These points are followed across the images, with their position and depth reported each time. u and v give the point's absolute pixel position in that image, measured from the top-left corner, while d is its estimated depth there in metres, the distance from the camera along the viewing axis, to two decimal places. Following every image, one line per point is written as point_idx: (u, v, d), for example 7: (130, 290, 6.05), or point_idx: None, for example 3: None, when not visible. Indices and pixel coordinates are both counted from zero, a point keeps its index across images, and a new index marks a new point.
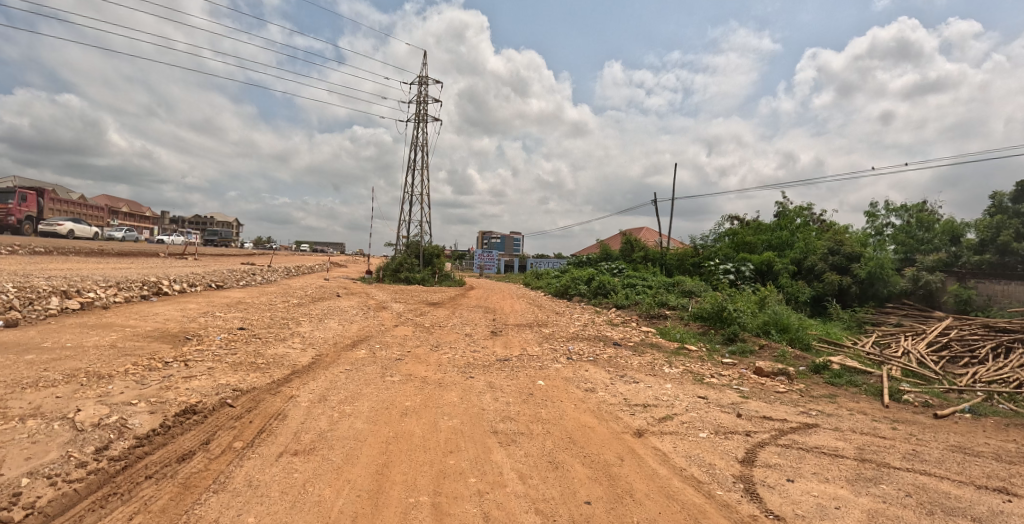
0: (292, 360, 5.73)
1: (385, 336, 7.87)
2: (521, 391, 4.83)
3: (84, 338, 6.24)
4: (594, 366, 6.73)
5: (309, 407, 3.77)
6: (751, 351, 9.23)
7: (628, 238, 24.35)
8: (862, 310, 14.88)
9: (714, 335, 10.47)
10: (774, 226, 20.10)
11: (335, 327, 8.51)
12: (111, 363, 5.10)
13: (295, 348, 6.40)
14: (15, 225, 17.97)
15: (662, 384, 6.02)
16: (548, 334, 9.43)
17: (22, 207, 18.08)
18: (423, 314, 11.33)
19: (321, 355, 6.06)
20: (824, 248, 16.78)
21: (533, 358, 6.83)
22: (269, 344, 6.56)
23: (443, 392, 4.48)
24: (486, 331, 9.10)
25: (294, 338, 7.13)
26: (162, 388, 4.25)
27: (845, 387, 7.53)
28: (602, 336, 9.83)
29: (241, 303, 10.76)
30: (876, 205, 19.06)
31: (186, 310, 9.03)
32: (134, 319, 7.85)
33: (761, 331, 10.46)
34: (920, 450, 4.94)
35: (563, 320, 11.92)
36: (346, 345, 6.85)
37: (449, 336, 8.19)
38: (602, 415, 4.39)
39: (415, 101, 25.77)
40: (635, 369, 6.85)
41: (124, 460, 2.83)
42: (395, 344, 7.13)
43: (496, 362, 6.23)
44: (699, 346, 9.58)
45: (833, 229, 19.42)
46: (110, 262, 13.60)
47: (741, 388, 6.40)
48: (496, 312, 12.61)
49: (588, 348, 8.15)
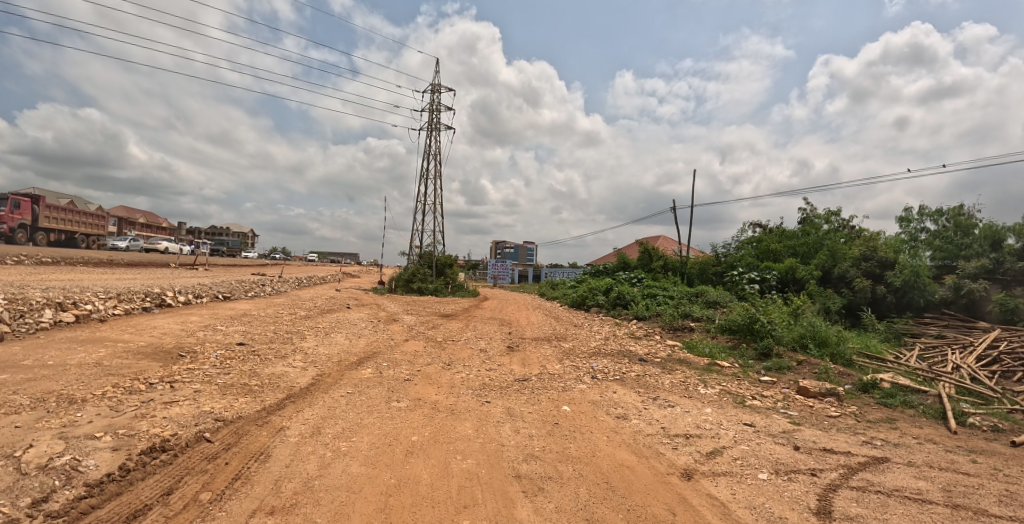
0: (290, 381, 5.25)
1: (395, 351, 7.33)
2: (545, 420, 4.23)
3: (69, 355, 5.87)
4: (621, 387, 6.08)
5: (299, 445, 3.22)
6: (788, 367, 8.49)
7: (645, 246, 23.62)
8: (900, 321, 13.89)
9: (746, 349, 9.74)
10: (799, 232, 19.13)
11: (340, 341, 8.01)
12: (89, 385, 4.72)
13: (295, 368, 5.91)
14: (9, 233, 18.17)
15: (700, 408, 5.35)
16: (568, 349, 8.81)
17: (15, 214, 18.27)
18: (434, 327, 10.77)
19: (323, 375, 5.56)
20: (856, 255, 15.89)
21: (554, 378, 6.23)
22: (268, 362, 6.10)
23: (456, 422, 3.92)
24: (502, 346, 8.52)
25: (297, 355, 6.67)
26: (136, 416, 3.82)
27: (901, 409, 6.72)
28: (626, 351, 9.17)
29: (245, 315, 10.42)
30: (908, 210, 18.03)
31: (186, 323, 8.68)
32: (129, 334, 7.50)
33: (797, 345, 9.68)
34: (1017, 491, 4.15)
35: (582, 333, 11.26)
36: (351, 363, 6.35)
37: (462, 352, 7.60)
38: (640, 450, 3.77)
39: (428, 110, 25.79)
40: (668, 389, 6.19)
41: (63, 518, 2.33)
42: (404, 362, 6.58)
43: (515, 384, 5.64)
44: (731, 362, 8.86)
45: (863, 235, 18.43)
46: (116, 272, 13.51)
47: (789, 412, 5.70)
48: (511, 324, 12.07)
49: (613, 366, 7.51)
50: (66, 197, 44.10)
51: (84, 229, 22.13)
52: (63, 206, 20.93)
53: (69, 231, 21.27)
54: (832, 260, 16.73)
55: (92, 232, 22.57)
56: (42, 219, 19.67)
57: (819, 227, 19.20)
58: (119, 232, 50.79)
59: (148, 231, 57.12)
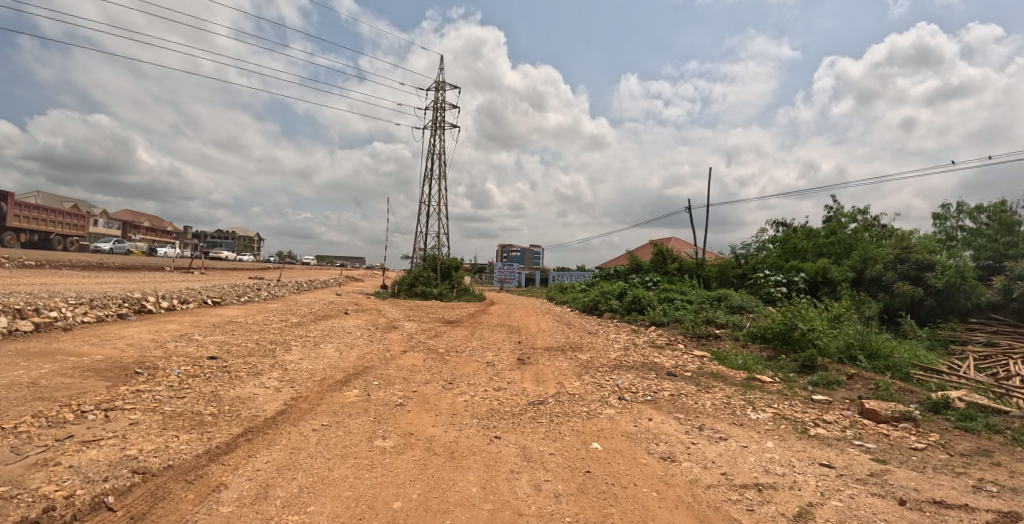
0: (255, 407, 4.33)
1: (389, 366, 6.34)
2: (572, 467, 3.24)
3: (3, 373, 5.02)
4: (656, 411, 5.05)
5: (228, 520, 2.27)
6: (838, 382, 7.44)
7: (659, 247, 22.58)
8: (945, 327, 12.47)
9: (785, 361, 8.64)
10: (824, 231, 17.92)
11: (329, 354, 7.06)
12: (4, 414, 3.86)
13: (266, 388, 4.97)
14: None
15: (760, 442, 4.31)
16: (587, 361, 7.78)
17: None
18: (436, 336, 9.77)
19: (298, 399, 4.61)
20: (891, 256, 14.66)
21: (575, 400, 5.23)
22: (237, 382, 5.17)
23: (455, 474, 2.93)
24: (512, 359, 7.53)
25: (275, 371, 5.76)
26: (32, 466, 2.95)
27: (990, 435, 5.49)
28: (651, 363, 8.13)
29: (229, 322, 9.55)
30: (944, 207, 16.74)
31: (158, 333, 7.80)
32: (87, 346, 6.63)
33: (844, 356, 8.51)
34: None
35: (598, 342, 10.22)
36: (337, 382, 5.41)
37: (467, 367, 6.60)
38: (705, 515, 2.77)
39: (432, 108, 25.06)
40: (711, 414, 5.12)
41: None
42: (397, 380, 5.58)
43: (529, 410, 4.66)
44: (771, 376, 7.79)
45: (895, 234, 17.12)
46: (99, 275, 12.77)
47: (866, 445, 4.66)
48: (521, 331, 11.06)
49: (641, 383, 6.48)
50: (69, 202, 44.08)
51: (61, 230, 21.37)
52: (36, 206, 20.19)
53: (44, 231, 20.51)
54: (864, 261, 15.51)
55: (69, 233, 21.78)
56: (14, 219, 18.94)
57: (848, 226, 17.90)
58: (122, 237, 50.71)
59: (150, 236, 57.09)
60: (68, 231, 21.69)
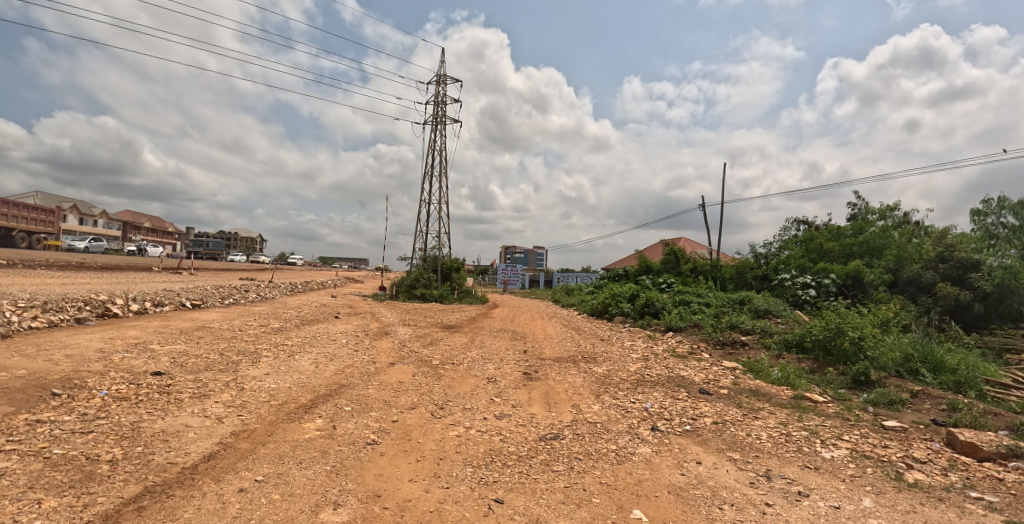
0: (176, 449, 3.24)
1: (370, 385, 5.28)
2: None
3: None
4: (703, 449, 3.94)
5: None
6: (902, 402, 6.36)
7: (671, 247, 21.37)
8: (998, 334, 11.12)
9: (832, 375, 7.50)
10: (851, 229, 16.68)
11: (302, 368, 5.95)
12: None
13: (204, 418, 3.88)
14: None
15: (853, 500, 3.24)
16: (604, 376, 6.70)
17: None
18: (431, 344, 8.66)
19: (240, 435, 3.52)
20: (929, 256, 13.36)
21: (600, 433, 4.13)
22: (173, 409, 4.09)
23: None
24: (518, 373, 6.45)
25: (227, 392, 4.66)
26: None
27: None
28: (679, 378, 7.01)
29: (200, 328, 8.48)
30: (984, 203, 15.56)
31: (110, 341, 6.74)
32: (14, 358, 5.57)
33: (902, 369, 7.43)
34: None
35: (613, 352, 9.05)
36: (300, 407, 4.33)
37: (464, 385, 5.50)
38: None
39: (434, 102, 24.03)
40: (775, 454, 4.01)
41: None
42: (376, 405, 4.48)
43: (541, 451, 3.55)
44: (821, 394, 6.66)
45: (930, 233, 15.79)
46: (70, 275, 11.76)
47: (988, 499, 3.56)
48: (526, 339, 9.99)
49: (673, 405, 5.37)
50: (67, 202, 43.50)
51: (24, 227, 20.46)
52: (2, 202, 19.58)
53: (8, 227, 19.63)
54: (898, 262, 14.25)
55: (34, 230, 20.96)
56: None
57: (877, 223, 16.65)
58: (121, 237, 50.22)
59: (151, 236, 56.69)
60: (34, 228, 20.94)
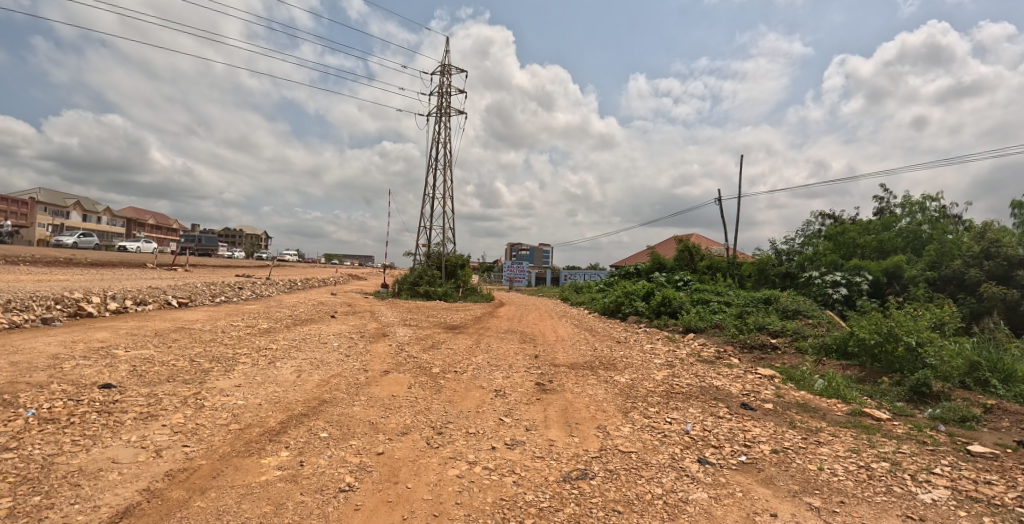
0: (84, 501, 2.44)
1: (356, 401, 4.46)
2: None
3: None
4: (775, 494, 3.05)
5: None
6: (977, 418, 5.45)
7: (685, 244, 20.35)
8: None
9: (886, 385, 6.58)
10: (880, 225, 15.64)
11: (280, 379, 5.13)
12: None
13: (141, 450, 3.08)
14: None
15: None
16: (628, 387, 5.84)
17: None
18: (432, 348, 7.83)
19: (175, 479, 2.70)
20: (972, 252, 12.29)
21: (637, 470, 3.27)
22: (103, 437, 3.27)
23: None
24: (529, 384, 5.61)
25: (181, 412, 3.84)
26: None
27: None
28: (713, 389, 6.13)
29: (179, 329, 7.72)
30: None
31: (70, 345, 5.98)
32: None
33: (968, 380, 6.53)
34: None
35: (633, 356, 8.18)
36: (265, 432, 3.51)
37: (467, 401, 4.67)
38: None
39: (438, 93, 23.19)
40: (863, 498, 3.14)
41: None
42: (359, 430, 3.65)
43: (566, 502, 2.68)
44: (880, 410, 5.75)
45: (968, 227, 14.67)
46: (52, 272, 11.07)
47: None
48: (536, 341, 9.15)
49: (716, 426, 4.50)
50: (71, 198, 43.24)
51: None
52: None
53: None
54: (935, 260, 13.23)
55: None
56: None
57: (910, 217, 15.53)
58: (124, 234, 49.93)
59: (156, 233, 56.52)
60: None
